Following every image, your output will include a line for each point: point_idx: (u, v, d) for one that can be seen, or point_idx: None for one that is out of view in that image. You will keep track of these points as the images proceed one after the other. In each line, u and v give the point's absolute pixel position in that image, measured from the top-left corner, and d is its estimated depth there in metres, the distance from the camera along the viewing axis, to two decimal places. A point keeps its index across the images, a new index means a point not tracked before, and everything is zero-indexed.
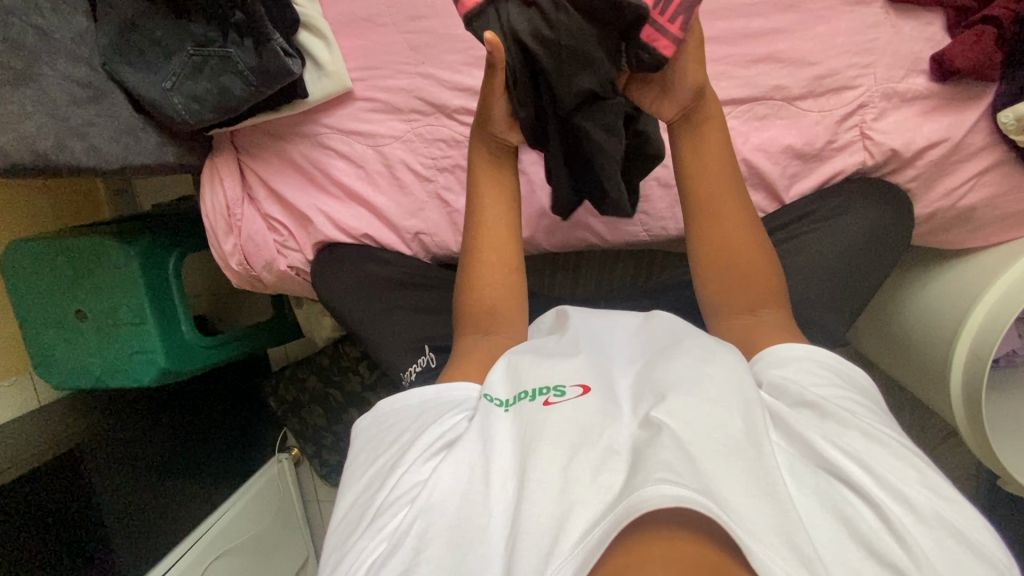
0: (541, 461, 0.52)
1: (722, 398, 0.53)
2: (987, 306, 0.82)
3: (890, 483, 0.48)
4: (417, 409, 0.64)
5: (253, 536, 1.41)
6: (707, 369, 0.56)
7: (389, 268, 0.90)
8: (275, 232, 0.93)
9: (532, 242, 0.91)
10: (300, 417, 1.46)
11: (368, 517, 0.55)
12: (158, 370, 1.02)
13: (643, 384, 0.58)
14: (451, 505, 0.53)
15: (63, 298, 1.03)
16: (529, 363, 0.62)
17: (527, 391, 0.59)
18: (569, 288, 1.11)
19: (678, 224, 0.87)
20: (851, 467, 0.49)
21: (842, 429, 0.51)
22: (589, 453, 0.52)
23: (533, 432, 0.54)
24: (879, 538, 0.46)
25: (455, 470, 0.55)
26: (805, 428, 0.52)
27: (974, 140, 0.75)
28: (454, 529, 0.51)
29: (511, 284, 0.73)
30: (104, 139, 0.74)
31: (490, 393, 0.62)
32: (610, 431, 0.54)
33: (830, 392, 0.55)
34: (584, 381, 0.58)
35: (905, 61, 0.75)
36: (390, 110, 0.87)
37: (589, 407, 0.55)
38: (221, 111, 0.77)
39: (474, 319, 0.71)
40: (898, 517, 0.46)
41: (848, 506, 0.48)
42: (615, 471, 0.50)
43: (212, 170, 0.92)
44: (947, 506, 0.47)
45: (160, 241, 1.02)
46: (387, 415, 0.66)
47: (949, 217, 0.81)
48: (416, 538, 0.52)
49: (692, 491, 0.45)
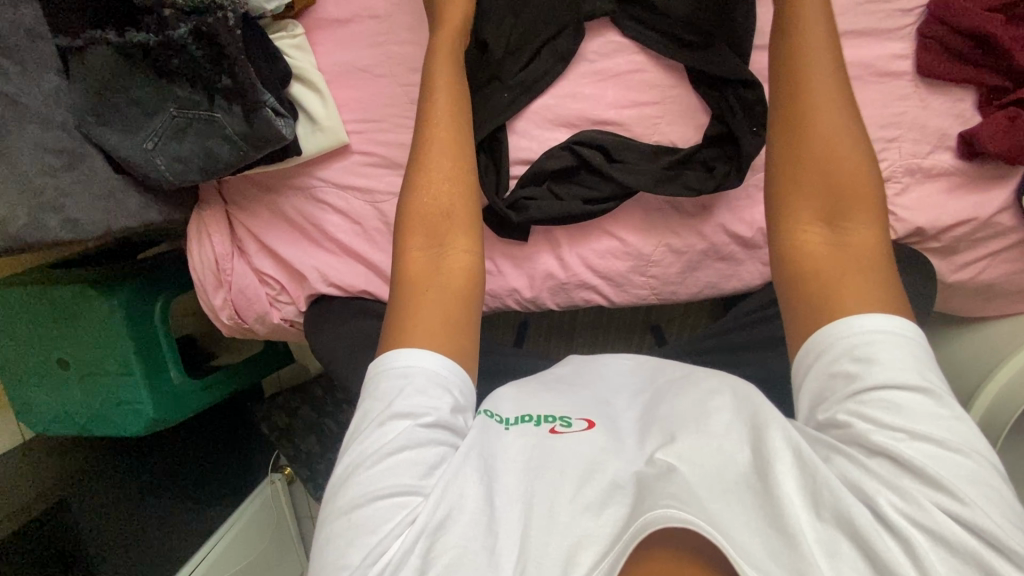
0: (546, 490, 0.51)
1: (733, 433, 0.51)
2: (1009, 374, 0.81)
3: (921, 514, 0.44)
4: (397, 389, 0.56)
5: (252, 561, 1.41)
6: (715, 403, 0.54)
7: (381, 322, 0.86)
8: (267, 285, 0.89)
9: (537, 302, 0.87)
10: (293, 443, 1.40)
11: (366, 527, 0.50)
12: (146, 421, 0.98)
13: (649, 419, 0.57)
14: (458, 521, 0.49)
15: (41, 345, 0.98)
16: (532, 392, 0.62)
17: (533, 416, 0.58)
18: (571, 328, 1.07)
19: (688, 289, 0.83)
20: (877, 491, 0.45)
21: (873, 452, 0.47)
22: (594, 486, 0.51)
23: (541, 458, 0.54)
24: (902, 571, 0.42)
25: (460, 487, 0.51)
26: (834, 444, 0.49)
27: (1001, 218, 0.73)
28: (459, 551, 0.48)
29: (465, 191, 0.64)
30: (83, 209, 0.69)
31: (495, 411, 0.60)
32: (615, 466, 0.53)
33: (897, 390, 0.48)
34: (590, 416, 0.58)
35: (932, 137, 0.71)
36: (389, 165, 0.82)
37: (593, 444, 0.55)
38: (208, 172, 0.73)
39: (427, 228, 0.62)
40: (923, 548, 0.43)
41: (868, 530, 0.44)
42: (620, 505, 0.49)
43: (199, 220, 0.86)
44: (987, 543, 0.42)
45: (146, 285, 0.98)
46: (362, 398, 0.58)
47: (968, 289, 0.80)
48: (420, 557, 0.48)
49: (697, 515, 0.45)
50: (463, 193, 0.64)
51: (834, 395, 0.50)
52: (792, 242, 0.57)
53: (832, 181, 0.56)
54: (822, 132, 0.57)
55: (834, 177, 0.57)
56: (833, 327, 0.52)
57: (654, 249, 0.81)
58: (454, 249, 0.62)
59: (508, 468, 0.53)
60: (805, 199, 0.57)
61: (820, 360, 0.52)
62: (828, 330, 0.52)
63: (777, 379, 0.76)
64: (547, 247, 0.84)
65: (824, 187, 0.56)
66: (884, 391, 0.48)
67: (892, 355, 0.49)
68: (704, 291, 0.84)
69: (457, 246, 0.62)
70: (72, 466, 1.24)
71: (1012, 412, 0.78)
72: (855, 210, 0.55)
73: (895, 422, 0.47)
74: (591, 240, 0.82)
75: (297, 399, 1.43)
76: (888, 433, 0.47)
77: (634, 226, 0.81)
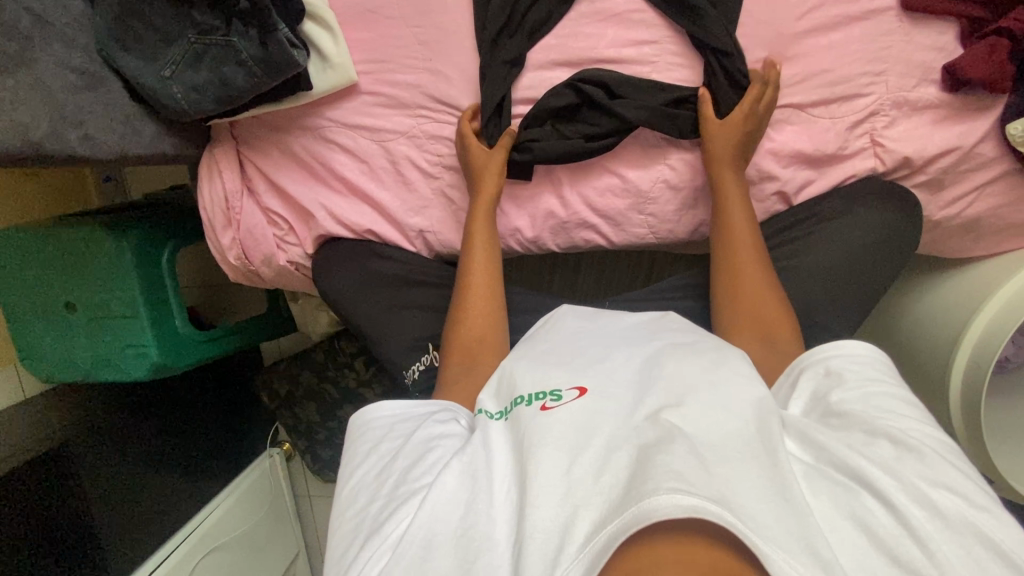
0: (547, 464, 0.55)
1: (729, 407, 0.57)
2: (991, 314, 0.84)
3: (917, 489, 0.50)
4: (388, 420, 0.69)
5: (245, 531, 1.41)
6: (712, 377, 0.60)
7: (392, 264, 0.90)
8: (275, 226, 0.91)
9: (538, 242, 0.90)
10: (294, 411, 1.43)
11: (371, 525, 0.59)
12: (151, 365, 1.00)
13: (648, 380, 0.61)
14: (455, 513, 0.57)
15: (48, 287, 0.99)
16: (521, 371, 0.66)
17: (524, 397, 0.63)
18: (573, 283, 1.07)
19: (685, 227, 0.86)
20: (874, 473, 0.51)
21: (870, 437, 0.54)
22: (591, 455, 0.55)
23: (534, 436, 0.58)
24: (901, 545, 0.48)
25: (452, 483, 0.59)
26: (824, 437, 0.55)
27: (983, 150, 0.76)
28: (460, 537, 0.55)
29: (490, 313, 0.81)
30: (100, 129, 0.72)
31: (483, 407, 0.67)
32: (610, 428, 0.57)
33: (865, 393, 0.58)
34: (580, 385, 0.63)
35: (917, 70, 0.75)
36: (396, 104, 0.85)
37: (588, 408, 0.60)
38: (222, 101, 0.76)
39: (462, 350, 0.78)
40: (921, 523, 0.48)
41: (867, 513, 0.50)
42: (617, 471, 0.53)
43: (211, 159, 0.89)
44: (978, 513, 0.49)
45: (155, 231, 1.00)
46: (354, 430, 0.71)
47: (954, 226, 0.83)
48: (422, 544, 0.55)
49: (703, 499, 0.47)
50: (495, 319, 0.81)
51: (828, 395, 0.60)
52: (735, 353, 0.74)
53: (758, 311, 0.73)
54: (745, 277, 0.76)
55: (761, 305, 0.74)
56: (812, 350, 0.65)
57: (651, 186, 0.84)
58: (483, 367, 0.76)
59: (503, 457, 0.60)
60: (743, 321, 0.74)
61: (812, 369, 0.63)
62: (807, 354, 0.65)
63: None
64: (548, 186, 0.87)
65: (752, 316, 0.74)
66: (849, 399, 0.58)
67: (864, 364, 0.61)
68: (700, 229, 0.86)
69: (487, 358, 0.77)
70: (71, 419, 1.22)
71: (995, 349, 0.81)
72: (776, 326, 0.72)
73: (885, 414, 0.56)
74: (590, 178, 0.85)
75: (299, 366, 1.39)
76: (876, 433, 0.54)
77: (633, 163, 0.83)
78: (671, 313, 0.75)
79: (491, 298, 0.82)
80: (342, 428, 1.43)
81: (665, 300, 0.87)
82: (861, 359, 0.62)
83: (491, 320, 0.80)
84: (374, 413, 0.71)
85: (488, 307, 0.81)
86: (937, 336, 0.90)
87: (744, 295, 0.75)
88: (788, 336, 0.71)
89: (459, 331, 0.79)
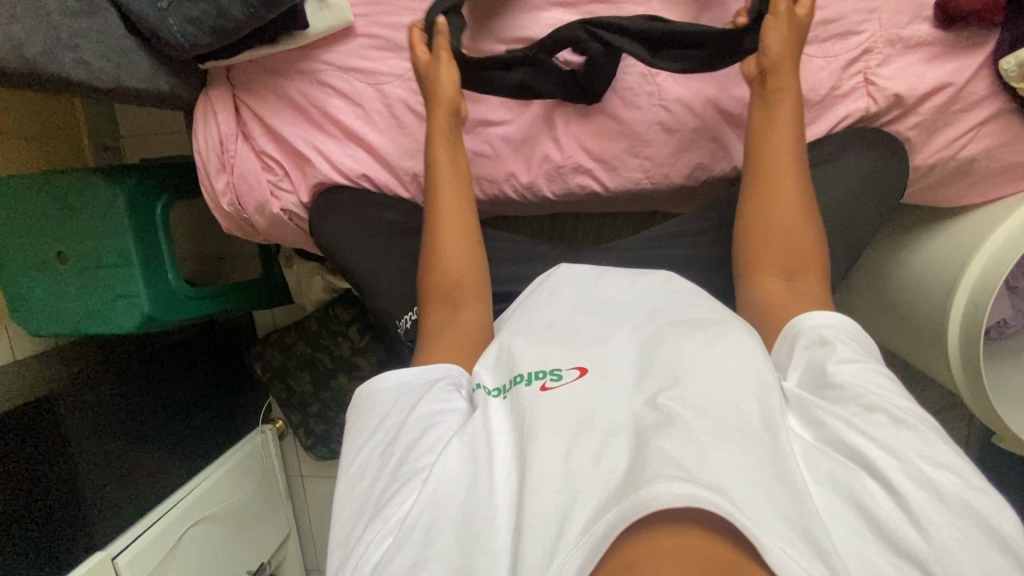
0: (542, 448, 0.52)
1: (736, 382, 0.53)
2: (985, 258, 0.83)
3: (917, 470, 0.48)
4: (394, 391, 0.64)
5: (234, 504, 1.39)
6: (719, 349, 0.55)
7: (388, 211, 0.89)
8: (270, 171, 0.91)
9: (533, 189, 0.89)
10: (286, 383, 1.41)
11: (372, 508, 0.57)
12: (142, 316, 0.99)
13: (649, 356, 0.57)
14: (456, 497, 0.54)
15: (43, 235, 0.99)
16: (520, 345, 0.62)
17: (523, 375, 0.59)
18: (574, 231, 1.06)
19: (680, 172, 0.85)
20: (874, 455, 0.49)
21: (867, 412, 0.52)
22: (588, 442, 0.52)
23: (533, 417, 0.55)
24: (901, 528, 0.46)
25: (446, 464, 0.56)
26: (824, 412, 0.53)
27: (976, 89, 0.76)
28: (462, 523, 0.52)
29: (471, 257, 0.75)
30: (95, 56, 0.73)
31: (479, 382, 0.63)
32: (610, 411, 0.54)
33: (861, 370, 0.55)
34: (582, 364, 0.59)
35: (909, 8, 0.76)
36: (393, 47, 0.85)
37: (585, 390, 0.56)
38: (219, 35, 0.76)
39: (442, 293, 0.73)
40: (922, 506, 0.47)
41: (865, 494, 0.48)
42: (617, 455, 0.50)
43: (206, 103, 0.89)
44: (976, 495, 0.47)
45: (149, 182, 0.99)
46: (354, 408, 0.67)
47: (949, 170, 0.82)
48: (423, 533, 0.53)
49: (703, 488, 0.45)
50: (473, 263, 0.75)
51: (823, 365, 0.56)
52: (755, 290, 0.68)
53: (794, 243, 0.68)
54: (779, 206, 0.69)
55: (791, 241, 0.68)
56: (802, 318, 0.61)
57: (646, 128, 0.83)
58: (464, 311, 0.72)
59: (501, 440, 0.56)
60: (767, 255, 0.69)
61: (806, 337, 0.59)
62: (790, 328, 0.61)
63: None
64: (543, 131, 0.86)
65: (779, 250, 0.68)
66: (849, 373, 0.55)
67: (855, 342, 0.59)
68: (696, 173, 0.86)
69: (468, 309, 0.72)
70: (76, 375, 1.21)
71: (992, 287, 0.81)
72: (805, 267, 0.67)
73: (885, 397, 0.53)
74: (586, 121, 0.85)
75: (294, 336, 1.38)
76: (873, 411, 0.52)
77: (629, 104, 0.83)
78: (668, 275, 0.69)
79: (468, 239, 0.76)
80: (334, 401, 1.41)
81: (661, 246, 0.85)
82: (851, 336, 0.59)
83: (471, 257, 0.75)
84: (381, 384, 0.66)
85: (467, 249, 0.75)
86: (932, 287, 0.89)
87: (779, 226, 0.69)
88: (816, 278, 0.67)
89: (436, 269, 0.74)
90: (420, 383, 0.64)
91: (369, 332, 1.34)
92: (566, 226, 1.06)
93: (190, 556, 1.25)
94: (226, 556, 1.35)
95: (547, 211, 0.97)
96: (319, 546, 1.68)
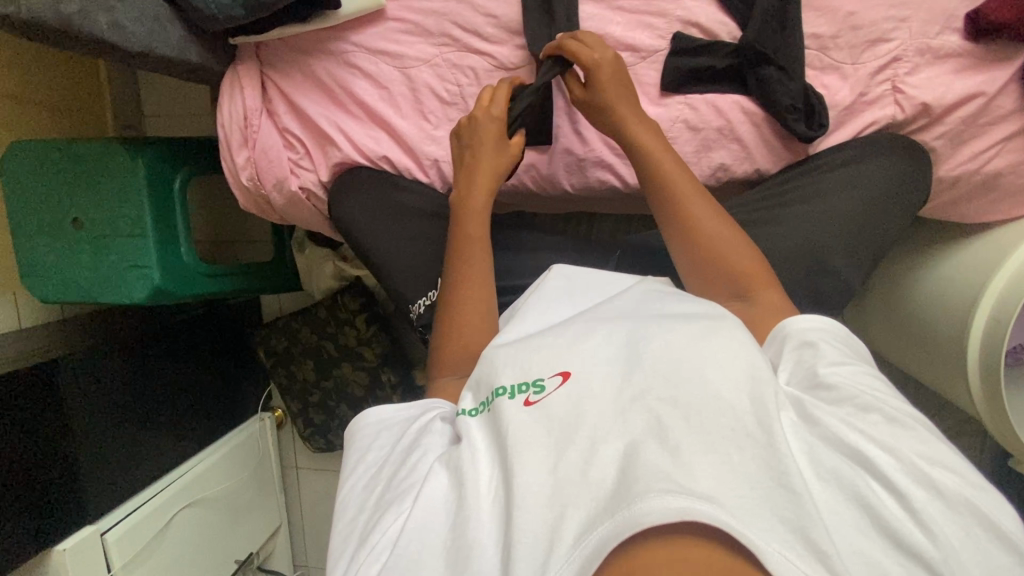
0: (528, 467, 0.49)
1: (725, 381, 0.49)
2: (1010, 272, 0.82)
3: (916, 469, 0.46)
4: (375, 425, 0.65)
5: (224, 490, 1.37)
6: (710, 348, 0.52)
7: (406, 194, 0.89)
8: (291, 149, 0.91)
9: (551, 180, 0.89)
10: (289, 371, 1.39)
11: (360, 538, 0.55)
12: (151, 288, 0.98)
13: (634, 354, 0.53)
14: (445, 521, 0.52)
15: (60, 201, 1.00)
16: (503, 357, 0.58)
17: (505, 388, 0.55)
18: (590, 229, 1.07)
19: (703, 172, 0.84)
20: (874, 453, 0.46)
21: (862, 412, 0.49)
22: (576, 450, 0.48)
23: (516, 438, 0.51)
24: (906, 528, 0.43)
25: (435, 489, 0.54)
26: (820, 411, 0.49)
27: (1003, 102, 0.76)
28: (451, 547, 0.49)
29: (478, 320, 0.70)
30: (129, 19, 0.77)
31: (461, 406, 0.60)
32: (595, 412, 0.50)
33: (850, 370, 0.53)
34: (564, 369, 0.54)
35: (940, 18, 0.76)
36: (421, 32, 0.86)
37: (570, 400, 0.52)
38: (251, 8, 0.78)
39: (450, 359, 0.69)
40: (923, 504, 0.44)
41: (871, 494, 0.45)
42: (605, 464, 0.47)
43: (234, 78, 0.90)
44: (976, 493, 0.45)
45: (169, 156, 0.99)
46: (344, 445, 0.66)
47: (973, 184, 0.81)
48: (410, 558, 0.50)
49: (696, 499, 0.41)
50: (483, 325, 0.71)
51: (813, 366, 0.54)
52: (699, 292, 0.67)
53: (728, 262, 0.65)
54: (703, 234, 0.67)
55: (721, 254, 0.66)
56: (791, 320, 0.59)
57: (670, 125, 0.83)
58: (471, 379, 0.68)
59: (483, 461, 0.53)
60: (702, 270, 0.67)
61: (793, 339, 0.57)
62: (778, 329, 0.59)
63: (788, 250, 0.78)
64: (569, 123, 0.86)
65: (711, 263, 0.66)
66: (838, 372, 0.53)
67: (840, 342, 0.57)
68: (718, 174, 0.85)
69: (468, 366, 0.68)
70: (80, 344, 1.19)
71: (1013, 306, 0.79)
72: (752, 280, 0.65)
73: (876, 395, 0.51)
74: None
75: (299, 322, 1.36)
76: (868, 411, 0.49)
77: (654, 100, 0.83)
78: (668, 282, 0.68)
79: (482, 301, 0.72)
80: (336, 391, 1.39)
81: None
82: (835, 335, 0.57)
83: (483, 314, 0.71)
84: (366, 420, 0.66)
85: (478, 311, 0.71)
86: (950, 302, 0.88)
87: (714, 245, 0.67)
88: (764, 285, 0.64)
89: (448, 337, 0.70)
90: (399, 420, 0.65)
91: (377, 322, 1.34)
92: (582, 220, 1.06)
93: (180, 540, 1.24)
94: (212, 543, 1.33)
95: (564, 207, 0.96)
96: (309, 542, 1.64)
